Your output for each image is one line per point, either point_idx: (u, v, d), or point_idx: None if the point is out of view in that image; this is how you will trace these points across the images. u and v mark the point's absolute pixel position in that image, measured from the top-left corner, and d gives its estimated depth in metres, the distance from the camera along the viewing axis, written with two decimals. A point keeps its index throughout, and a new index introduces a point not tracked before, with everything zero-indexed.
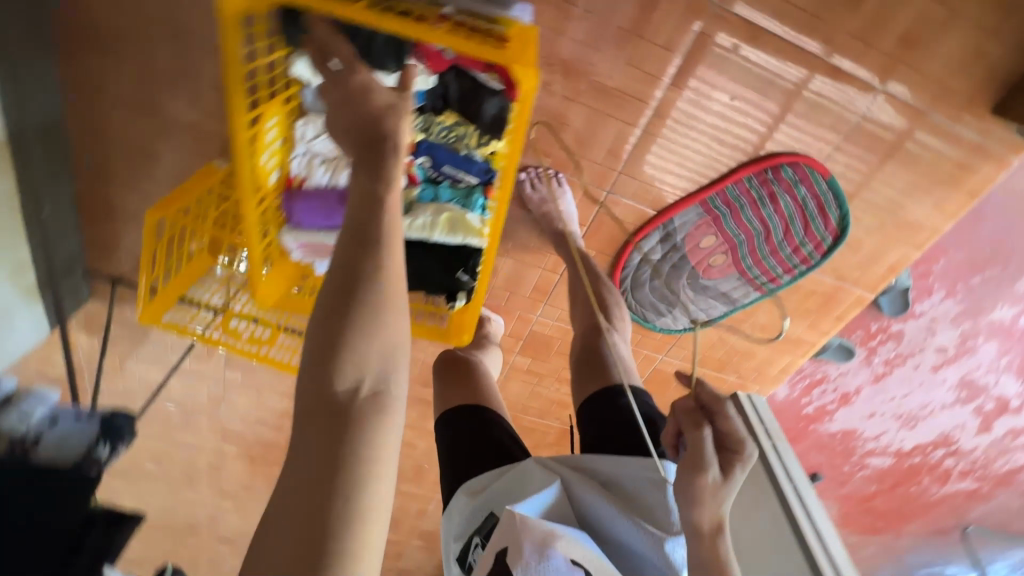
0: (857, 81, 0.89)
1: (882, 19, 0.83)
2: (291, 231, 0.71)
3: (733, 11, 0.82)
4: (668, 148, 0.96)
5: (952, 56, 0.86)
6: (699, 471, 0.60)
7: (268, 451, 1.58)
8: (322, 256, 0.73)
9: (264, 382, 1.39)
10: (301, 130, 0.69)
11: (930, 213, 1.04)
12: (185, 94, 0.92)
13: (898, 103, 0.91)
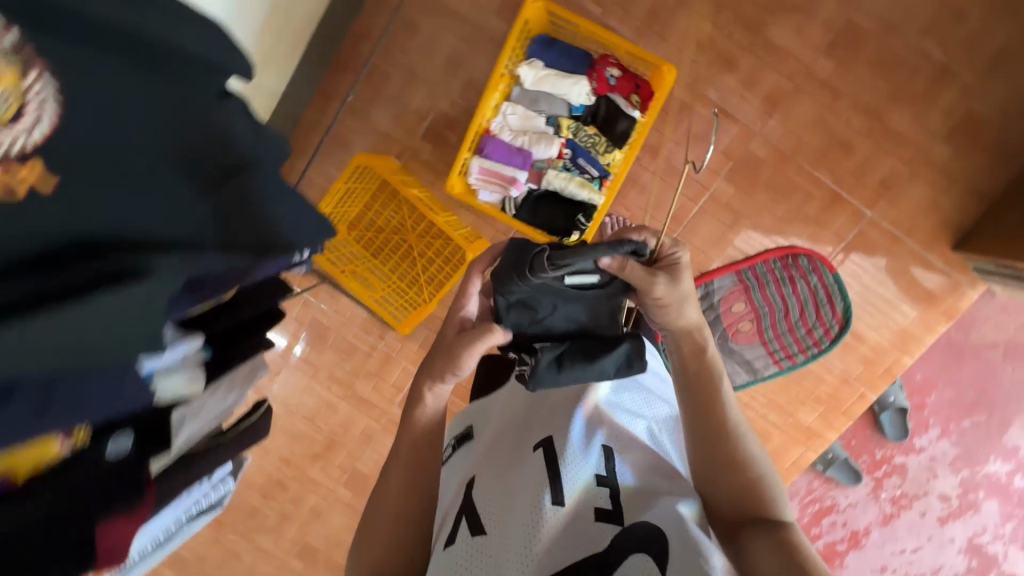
0: (854, 206, 1.26)
1: (870, 167, 1.23)
2: (480, 159, 0.98)
3: (769, 140, 1.24)
4: (715, 224, 1.31)
5: (919, 203, 1.24)
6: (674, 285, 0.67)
7: (289, 444, 1.62)
8: (494, 184, 0.99)
9: (324, 363, 1.54)
10: (504, 107, 1.00)
11: (915, 324, 1.31)
12: (392, 112, 1.34)
13: (884, 229, 1.26)
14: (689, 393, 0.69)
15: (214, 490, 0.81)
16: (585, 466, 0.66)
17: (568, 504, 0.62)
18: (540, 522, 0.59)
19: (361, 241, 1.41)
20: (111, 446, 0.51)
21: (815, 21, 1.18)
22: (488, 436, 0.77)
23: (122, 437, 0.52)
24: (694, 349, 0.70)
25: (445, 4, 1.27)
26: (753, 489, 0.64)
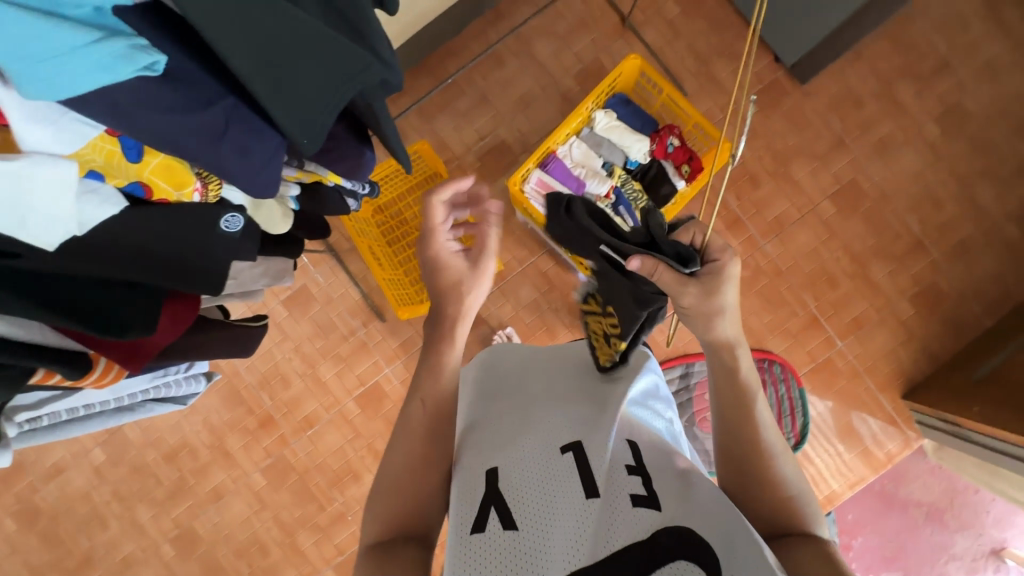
0: (829, 333, 1.40)
1: (848, 304, 1.40)
2: (540, 172, 1.07)
3: (772, 254, 1.40)
4: None
5: (882, 348, 1.39)
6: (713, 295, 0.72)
7: (220, 408, 1.48)
8: (545, 198, 1.08)
9: (295, 333, 1.47)
10: (572, 140, 1.12)
11: (859, 458, 1.40)
12: (454, 123, 1.44)
13: (850, 362, 1.40)
14: (721, 416, 0.72)
15: (185, 382, 0.75)
16: (614, 457, 0.59)
17: (602, 495, 0.54)
18: (582, 517, 0.52)
19: (381, 225, 1.44)
20: (224, 222, 0.62)
21: (828, 171, 1.39)
22: (501, 425, 0.70)
23: (235, 217, 0.63)
24: (725, 367, 0.73)
25: (533, 53, 1.44)
26: (785, 501, 0.66)
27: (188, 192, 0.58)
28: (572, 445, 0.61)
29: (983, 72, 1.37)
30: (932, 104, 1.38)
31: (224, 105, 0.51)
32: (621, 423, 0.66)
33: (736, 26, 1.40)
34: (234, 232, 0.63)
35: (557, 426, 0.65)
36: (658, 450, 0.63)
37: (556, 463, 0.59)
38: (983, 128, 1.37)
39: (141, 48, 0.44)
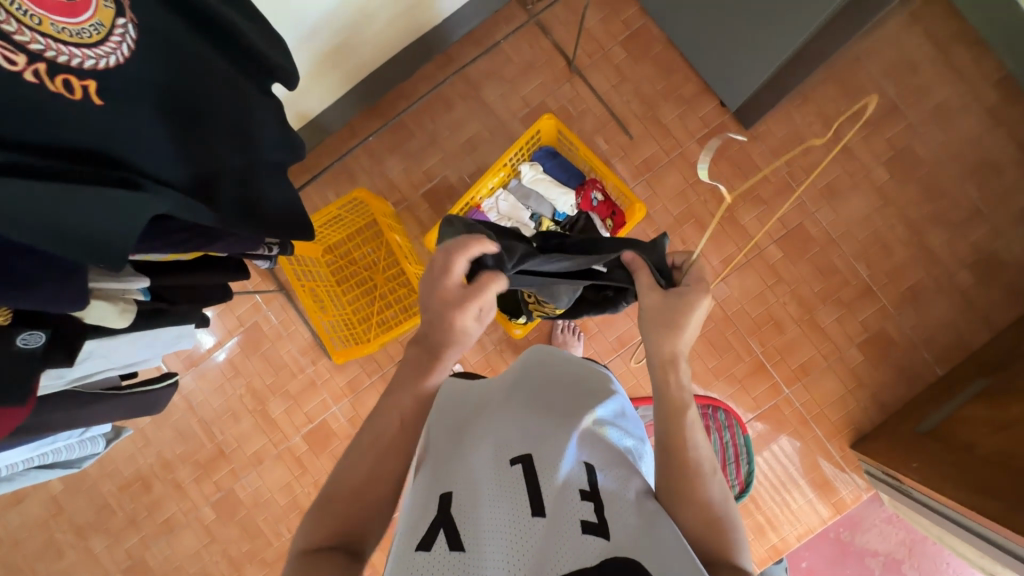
0: (776, 379, 1.38)
1: (795, 350, 1.38)
2: None
3: (718, 298, 1.39)
4: None
5: (830, 395, 1.37)
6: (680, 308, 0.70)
7: (173, 441, 1.51)
8: None
9: (246, 369, 1.49)
10: (499, 192, 1.13)
11: (807, 506, 1.38)
12: (404, 165, 1.47)
13: (797, 408, 1.38)
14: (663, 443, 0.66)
15: (79, 445, 0.77)
16: (568, 480, 0.59)
17: (549, 514, 0.56)
18: (521, 534, 0.54)
19: (330, 265, 1.46)
20: (19, 340, 0.49)
21: (774, 215, 1.38)
22: (462, 432, 0.68)
23: (33, 332, 0.50)
24: (669, 397, 0.68)
25: (482, 97, 1.46)
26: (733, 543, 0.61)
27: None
28: (523, 458, 0.60)
29: (932, 117, 1.36)
30: (880, 149, 1.37)
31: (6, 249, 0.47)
32: (586, 439, 0.65)
33: (682, 70, 1.41)
34: (38, 350, 0.50)
35: (516, 437, 0.64)
36: (613, 474, 0.62)
37: (505, 481, 0.58)
38: (932, 174, 1.36)
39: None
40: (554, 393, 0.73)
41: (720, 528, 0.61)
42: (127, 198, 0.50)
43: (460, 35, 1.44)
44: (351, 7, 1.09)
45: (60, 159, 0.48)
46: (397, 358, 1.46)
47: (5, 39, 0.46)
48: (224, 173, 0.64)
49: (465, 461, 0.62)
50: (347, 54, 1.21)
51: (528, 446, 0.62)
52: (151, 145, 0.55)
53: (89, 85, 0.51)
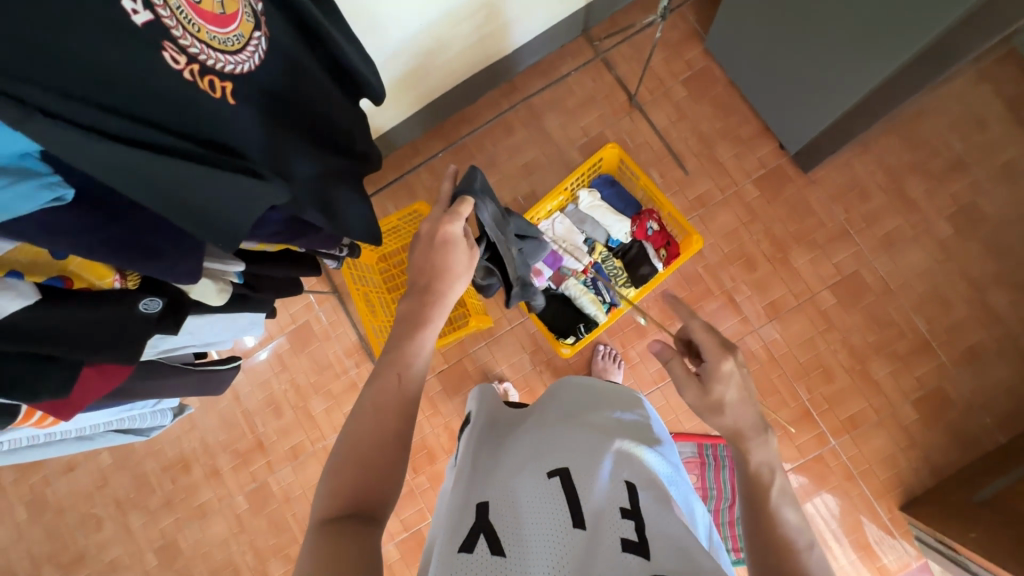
0: (821, 429, 1.33)
1: (843, 401, 1.33)
2: None
3: (765, 339, 1.37)
4: None
5: (879, 452, 1.31)
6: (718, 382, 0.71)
7: (217, 428, 1.57)
8: None
9: (293, 366, 1.55)
10: (555, 215, 1.17)
11: (849, 568, 1.31)
12: None
13: (843, 461, 1.33)
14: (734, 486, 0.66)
15: (151, 416, 0.83)
16: (609, 499, 0.60)
17: (589, 527, 0.57)
18: (562, 544, 0.56)
19: (384, 273, 1.52)
20: (143, 303, 0.54)
21: (828, 261, 1.36)
22: (500, 450, 0.72)
23: (155, 298, 0.56)
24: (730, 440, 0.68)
25: (542, 125, 1.51)
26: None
27: (107, 280, 0.53)
28: (560, 470, 0.62)
29: (1002, 173, 1.32)
30: (944, 203, 1.34)
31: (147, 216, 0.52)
32: (623, 461, 0.66)
33: (741, 112, 1.43)
34: (154, 312, 0.55)
35: (555, 451, 0.66)
36: (655, 495, 0.62)
37: (539, 490, 0.61)
38: (1000, 231, 1.31)
39: (54, 182, 0.45)
40: (590, 414, 0.75)
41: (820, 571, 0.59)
42: (250, 189, 0.55)
43: (525, 66, 1.51)
44: (431, 35, 1.17)
45: (200, 145, 0.53)
46: (437, 368, 1.48)
47: (171, 41, 0.52)
48: (320, 174, 0.69)
49: (508, 473, 0.65)
50: (421, 78, 1.29)
51: (565, 459, 0.64)
52: (268, 144, 0.60)
53: (224, 90, 0.56)
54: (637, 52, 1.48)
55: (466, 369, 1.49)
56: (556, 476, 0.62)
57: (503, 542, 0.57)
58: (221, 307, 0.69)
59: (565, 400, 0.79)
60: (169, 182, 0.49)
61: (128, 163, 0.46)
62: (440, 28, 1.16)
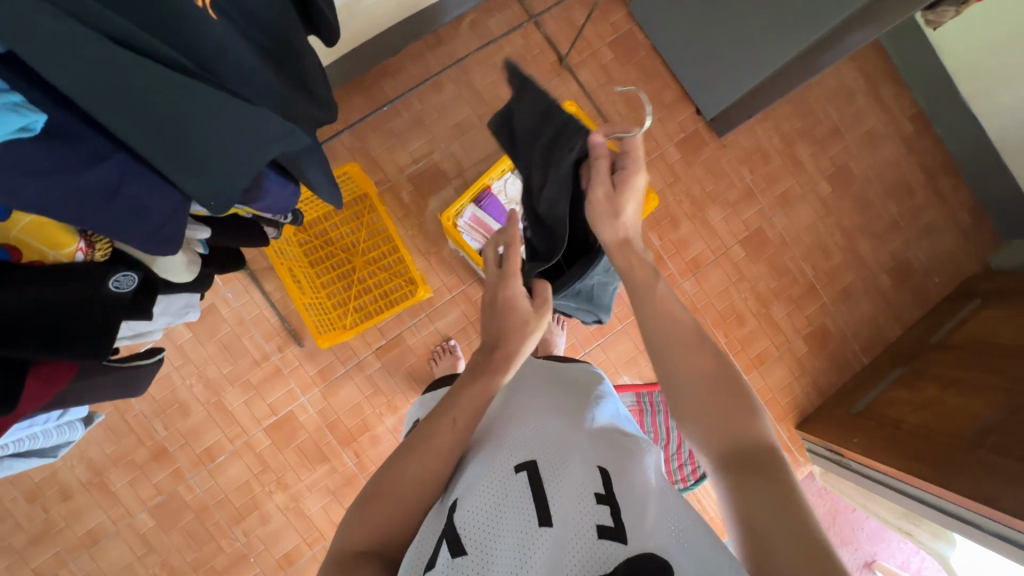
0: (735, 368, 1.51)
1: (751, 342, 1.52)
2: (475, 207, 1.18)
3: (689, 291, 1.50)
4: (631, 345, 1.48)
5: (781, 382, 1.53)
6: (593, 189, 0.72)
7: (102, 439, 1.31)
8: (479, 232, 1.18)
9: (199, 357, 1.35)
10: (508, 178, 1.20)
11: None
12: (389, 145, 1.41)
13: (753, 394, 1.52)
14: (690, 388, 0.62)
15: (57, 431, 0.67)
16: (580, 486, 0.53)
17: (556, 523, 0.51)
18: (527, 541, 0.50)
19: (305, 245, 1.36)
20: (113, 281, 0.53)
21: (739, 218, 1.52)
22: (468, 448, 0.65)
23: (127, 275, 0.54)
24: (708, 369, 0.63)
25: (472, 82, 1.44)
26: (803, 505, 0.51)
27: (69, 252, 0.51)
28: (528, 465, 0.57)
29: (865, 140, 1.56)
30: (825, 165, 1.55)
31: (118, 161, 0.47)
32: (596, 442, 0.60)
33: (663, 77, 1.50)
34: (127, 290, 0.54)
35: (521, 442, 0.60)
36: (633, 476, 0.56)
37: (501, 484, 0.56)
38: (864, 189, 1.56)
39: (20, 106, 0.42)
40: (560, 395, 0.70)
41: (780, 486, 0.52)
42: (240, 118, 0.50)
43: (452, 18, 1.42)
44: None
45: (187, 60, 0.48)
46: (374, 345, 1.40)
47: None
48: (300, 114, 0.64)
49: (473, 468, 0.60)
50: (345, 20, 1.14)
51: (532, 452, 0.59)
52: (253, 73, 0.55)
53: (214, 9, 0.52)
54: (566, 11, 1.47)
55: (409, 343, 1.42)
56: (523, 471, 0.56)
57: (462, 539, 0.52)
58: (189, 284, 0.69)
59: (539, 378, 0.74)
60: (141, 107, 0.44)
61: (111, 70, 0.42)
62: None
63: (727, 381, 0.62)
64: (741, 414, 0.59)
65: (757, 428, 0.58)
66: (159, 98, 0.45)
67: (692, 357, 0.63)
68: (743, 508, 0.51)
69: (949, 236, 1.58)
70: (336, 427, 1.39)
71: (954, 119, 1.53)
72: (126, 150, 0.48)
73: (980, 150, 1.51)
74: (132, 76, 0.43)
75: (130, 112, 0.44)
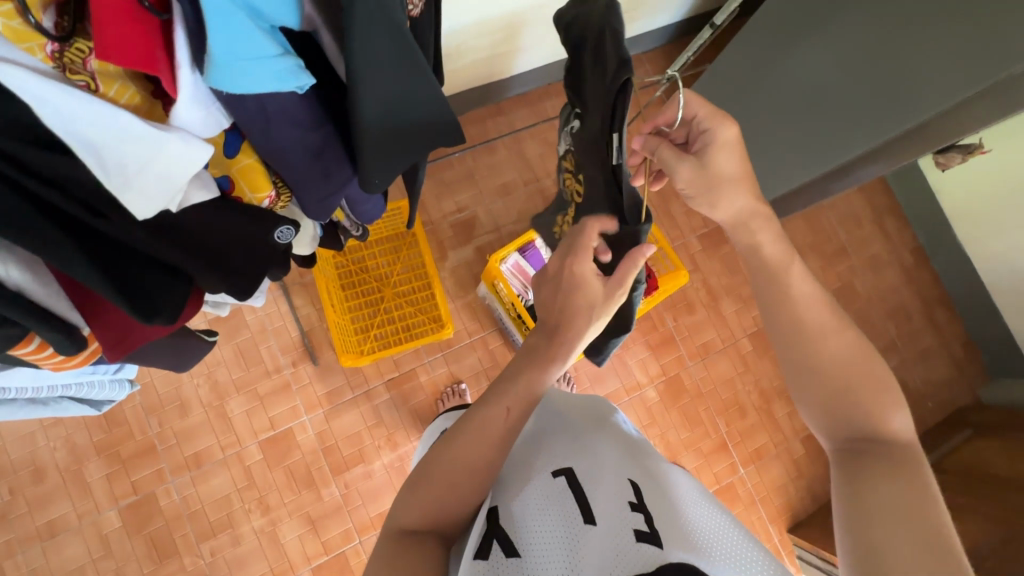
0: (733, 460, 1.52)
1: (750, 436, 1.54)
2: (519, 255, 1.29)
3: (696, 376, 1.55)
4: (635, 420, 1.50)
5: (776, 480, 1.53)
6: (672, 166, 0.66)
7: (93, 425, 1.28)
8: (519, 280, 1.29)
9: (213, 359, 1.35)
10: None
11: None
12: (438, 192, 1.52)
13: (748, 489, 1.52)
14: (817, 383, 0.63)
15: (109, 386, 0.69)
16: (615, 491, 0.55)
17: (599, 522, 0.53)
18: (574, 543, 0.51)
19: (342, 268, 1.40)
20: (277, 232, 0.59)
21: (749, 313, 1.60)
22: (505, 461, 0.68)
23: (289, 230, 0.61)
24: (813, 347, 0.62)
25: (523, 151, 1.58)
26: (930, 506, 0.51)
27: (261, 195, 0.58)
28: (564, 471, 0.59)
29: (869, 263, 1.70)
30: (832, 279, 1.67)
31: (325, 131, 0.52)
32: (626, 458, 0.62)
33: None
34: (285, 242, 0.61)
35: (557, 456, 0.63)
36: (663, 486, 0.58)
37: (540, 490, 0.58)
38: (866, 307, 1.67)
39: (303, 68, 0.43)
40: (587, 416, 0.72)
41: (911, 485, 0.53)
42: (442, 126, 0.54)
43: (515, 93, 1.58)
44: (454, 38, 1.18)
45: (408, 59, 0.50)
46: (387, 376, 1.41)
47: None
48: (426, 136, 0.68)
49: (515, 481, 0.62)
50: None
51: (566, 461, 0.61)
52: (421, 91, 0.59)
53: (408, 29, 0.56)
54: None
55: (420, 381, 1.43)
56: (561, 477, 0.58)
57: (517, 543, 0.54)
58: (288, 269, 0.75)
59: (563, 401, 0.77)
60: (393, 97, 0.46)
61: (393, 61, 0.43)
62: (464, 34, 1.18)
63: (862, 367, 0.61)
64: (873, 397, 0.60)
65: (887, 424, 0.59)
66: (407, 94, 0.46)
67: (830, 338, 0.62)
68: (875, 506, 0.53)
69: (942, 363, 1.67)
70: (332, 452, 1.36)
71: (951, 257, 1.66)
72: (333, 125, 0.52)
73: (973, 289, 1.64)
74: (404, 68, 0.44)
75: (384, 97, 0.45)
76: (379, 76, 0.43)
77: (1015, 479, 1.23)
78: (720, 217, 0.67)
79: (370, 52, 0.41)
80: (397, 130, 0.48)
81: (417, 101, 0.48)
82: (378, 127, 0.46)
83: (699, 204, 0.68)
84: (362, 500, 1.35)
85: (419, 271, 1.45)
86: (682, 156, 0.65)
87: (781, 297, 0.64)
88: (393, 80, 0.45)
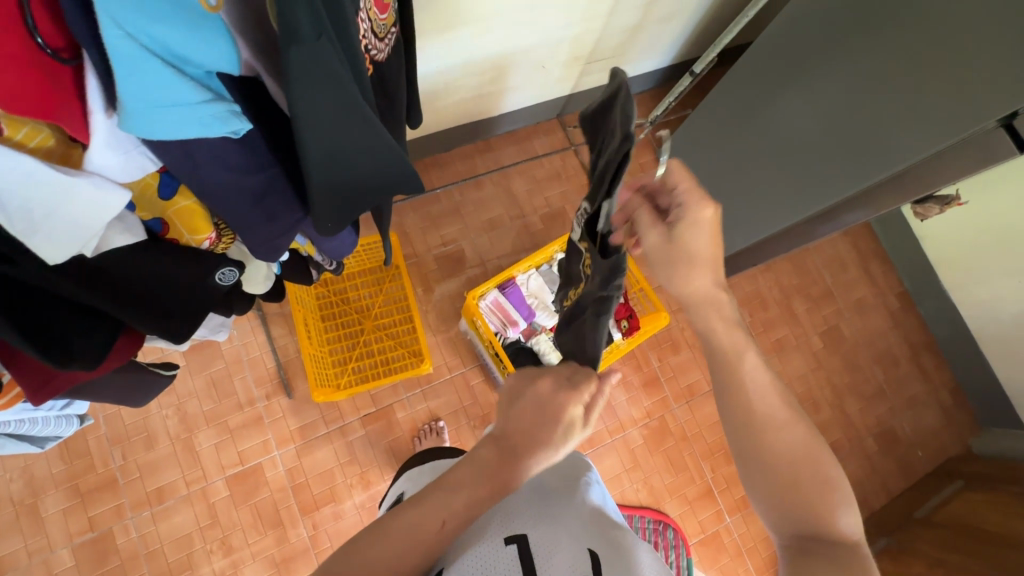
0: (718, 507, 1.48)
1: (737, 482, 1.50)
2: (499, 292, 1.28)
3: (681, 418, 1.52)
4: (618, 463, 1.46)
5: (762, 530, 1.48)
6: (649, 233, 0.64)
7: (54, 456, 1.23)
8: (498, 316, 1.28)
9: (184, 389, 1.31)
10: (531, 274, 1.31)
11: None
12: (424, 226, 1.52)
13: (734, 539, 1.46)
14: (768, 471, 0.60)
15: (53, 423, 0.66)
16: (569, 565, 0.52)
17: None
18: None
19: (322, 297, 1.38)
20: (219, 273, 0.59)
21: None
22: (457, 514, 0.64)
23: (231, 271, 0.60)
24: (766, 440, 0.60)
25: (510, 188, 1.59)
26: None
27: (200, 238, 0.57)
28: (518, 537, 0.56)
29: (855, 307, 1.69)
30: (818, 322, 1.66)
31: (270, 173, 0.51)
32: (586, 526, 0.59)
33: None
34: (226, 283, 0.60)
35: (512, 515, 0.59)
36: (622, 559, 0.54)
37: (487, 558, 0.54)
38: (853, 352, 1.65)
39: (235, 114, 0.43)
40: (552, 476, 0.69)
41: None
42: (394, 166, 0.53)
43: (504, 131, 1.60)
44: (440, 76, 1.20)
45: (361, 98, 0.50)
46: (362, 412, 1.37)
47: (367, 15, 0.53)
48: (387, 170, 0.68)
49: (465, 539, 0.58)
50: None
51: (524, 525, 0.57)
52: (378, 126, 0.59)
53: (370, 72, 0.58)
54: None
55: (396, 417, 1.39)
56: (513, 544, 0.55)
57: None
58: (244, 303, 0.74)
59: None
60: (339, 141, 0.45)
61: (337, 107, 0.43)
62: (449, 73, 1.20)
63: (813, 465, 0.59)
64: (824, 495, 0.57)
65: (836, 524, 0.56)
66: (354, 140, 0.46)
67: (780, 433, 0.59)
68: None
69: (931, 411, 1.64)
70: (301, 490, 1.31)
71: (937, 303, 1.66)
72: (279, 167, 0.52)
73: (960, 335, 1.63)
74: (348, 113, 0.44)
75: (330, 142, 0.44)
76: (323, 122, 0.43)
77: (1006, 536, 1.19)
78: (681, 290, 0.66)
79: (314, 100, 0.41)
80: (344, 172, 0.48)
81: (365, 144, 0.47)
82: (323, 172, 0.46)
83: (663, 275, 0.66)
84: (331, 542, 1.30)
85: (400, 304, 1.44)
86: (659, 223, 0.63)
87: (734, 380, 0.62)
88: (338, 126, 0.44)
